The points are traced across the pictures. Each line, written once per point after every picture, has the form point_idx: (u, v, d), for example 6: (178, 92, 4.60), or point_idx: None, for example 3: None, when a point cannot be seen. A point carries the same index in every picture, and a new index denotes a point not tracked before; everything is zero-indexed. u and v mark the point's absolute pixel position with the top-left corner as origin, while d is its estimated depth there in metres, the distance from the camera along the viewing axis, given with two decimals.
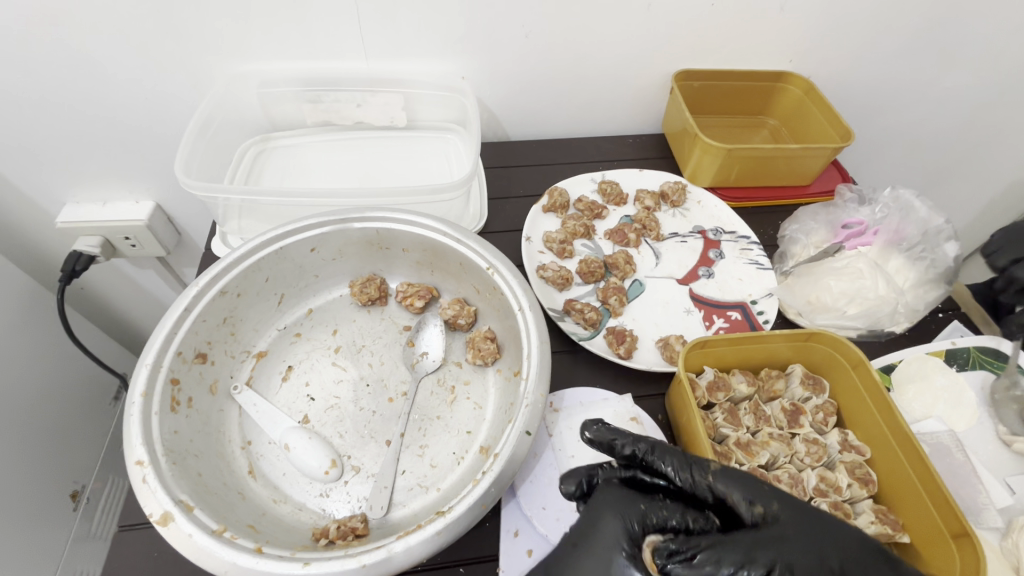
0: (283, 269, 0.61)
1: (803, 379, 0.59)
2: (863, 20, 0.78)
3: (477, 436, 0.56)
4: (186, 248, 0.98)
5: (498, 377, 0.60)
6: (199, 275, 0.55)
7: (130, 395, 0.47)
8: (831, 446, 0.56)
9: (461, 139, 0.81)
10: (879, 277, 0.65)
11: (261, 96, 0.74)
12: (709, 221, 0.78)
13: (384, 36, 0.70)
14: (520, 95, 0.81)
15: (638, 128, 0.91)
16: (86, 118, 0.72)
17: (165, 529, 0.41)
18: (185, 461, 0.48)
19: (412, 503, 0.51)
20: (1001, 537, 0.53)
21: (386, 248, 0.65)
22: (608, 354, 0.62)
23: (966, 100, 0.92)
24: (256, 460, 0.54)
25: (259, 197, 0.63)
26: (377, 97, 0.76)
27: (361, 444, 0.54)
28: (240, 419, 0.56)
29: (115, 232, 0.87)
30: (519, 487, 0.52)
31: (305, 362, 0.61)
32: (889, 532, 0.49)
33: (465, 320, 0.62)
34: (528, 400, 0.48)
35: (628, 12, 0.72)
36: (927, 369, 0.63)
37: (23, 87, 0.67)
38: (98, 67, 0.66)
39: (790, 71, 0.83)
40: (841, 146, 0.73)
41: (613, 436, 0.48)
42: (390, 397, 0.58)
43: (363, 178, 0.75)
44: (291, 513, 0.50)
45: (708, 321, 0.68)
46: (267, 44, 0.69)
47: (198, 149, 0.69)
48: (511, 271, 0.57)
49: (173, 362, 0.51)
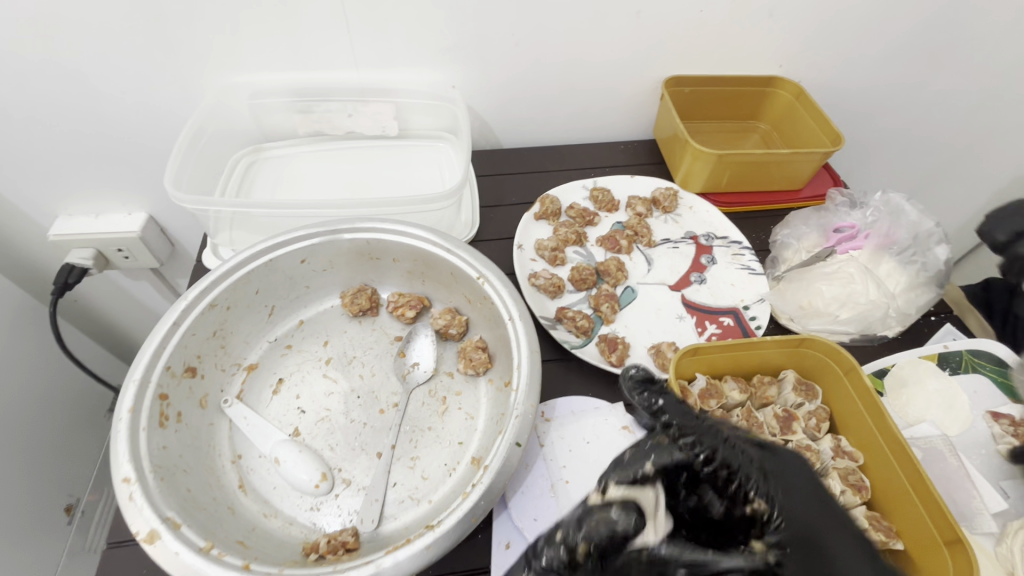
0: (274, 281, 0.61)
1: (796, 386, 0.59)
2: (852, 23, 0.78)
3: (469, 447, 0.55)
4: (179, 259, 0.98)
5: (490, 387, 0.60)
6: (188, 288, 0.55)
7: (117, 411, 0.47)
8: (824, 452, 0.55)
9: (452, 148, 0.81)
10: (871, 282, 0.65)
11: (252, 107, 0.74)
12: (700, 227, 0.78)
13: (374, 46, 0.70)
14: (510, 102, 0.81)
15: (630, 134, 0.91)
16: (76, 131, 0.72)
17: (152, 547, 0.41)
18: (174, 477, 0.47)
19: (403, 515, 0.51)
20: (996, 543, 0.52)
21: (377, 258, 0.65)
22: (600, 361, 0.62)
23: (955, 103, 0.93)
24: (246, 474, 0.53)
25: (249, 209, 0.63)
26: (368, 107, 0.76)
27: (352, 456, 0.54)
28: (230, 432, 0.56)
29: (109, 244, 0.87)
30: (511, 498, 0.52)
31: (296, 375, 0.60)
32: (882, 539, 0.48)
33: (457, 330, 0.62)
34: (518, 411, 0.48)
35: (616, 20, 0.72)
36: (921, 372, 0.63)
37: (14, 102, 0.67)
38: (89, 81, 0.67)
39: (780, 76, 0.84)
40: (831, 150, 0.73)
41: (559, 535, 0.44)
42: (381, 409, 0.58)
43: (355, 187, 0.75)
44: (282, 528, 0.50)
45: (700, 327, 0.68)
46: (257, 55, 0.69)
47: (188, 161, 0.69)
48: (501, 281, 0.57)
49: (162, 377, 0.51)
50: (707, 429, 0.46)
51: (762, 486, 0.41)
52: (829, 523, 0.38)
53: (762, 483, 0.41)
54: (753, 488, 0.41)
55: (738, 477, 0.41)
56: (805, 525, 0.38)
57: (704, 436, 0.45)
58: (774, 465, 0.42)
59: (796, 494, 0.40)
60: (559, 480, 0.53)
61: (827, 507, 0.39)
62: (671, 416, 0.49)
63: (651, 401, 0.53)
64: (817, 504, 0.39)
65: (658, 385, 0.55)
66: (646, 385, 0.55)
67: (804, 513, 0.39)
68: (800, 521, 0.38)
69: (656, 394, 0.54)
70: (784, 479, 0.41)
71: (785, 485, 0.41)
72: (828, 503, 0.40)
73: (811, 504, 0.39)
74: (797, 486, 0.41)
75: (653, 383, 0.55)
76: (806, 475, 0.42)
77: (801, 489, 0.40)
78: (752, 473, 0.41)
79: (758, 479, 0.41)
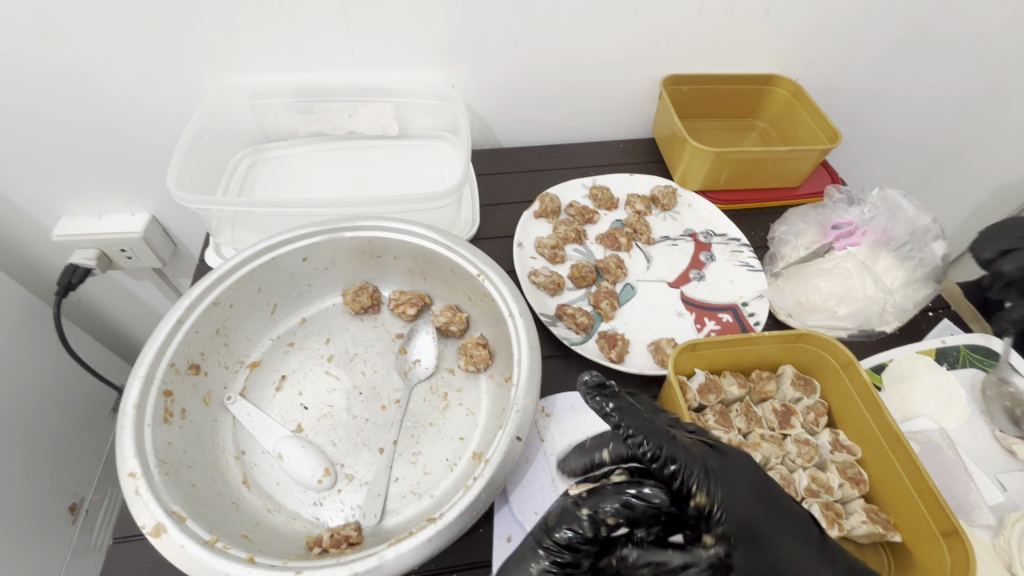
0: (276, 279, 0.62)
1: (794, 380, 0.59)
2: (849, 21, 0.79)
3: (470, 442, 0.56)
4: (181, 259, 0.99)
5: (491, 383, 0.60)
6: (192, 286, 0.56)
7: (123, 407, 0.47)
8: (822, 446, 0.56)
9: (452, 147, 0.81)
10: (868, 277, 0.65)
11: (253, 107, 0.75)
12: (699, 224, 0.79)
13: (374, 47, 0.71)
14: (510, 102, 0.82)
15: (628, 133, 0.92)
16: (80, 133, 0.73)
17: (158, 540, 0.41)
18: (179, 472, 0.48)
19: (405, 509, 0.51)
20: (993, 535, 0.53)
21: (378, 256, 0.66)
22: (600, 358, 0.62)
23: (953, 100, 0.93)
24: (250, 470, 0.54)
25: (251, 208, 0.64)
26: (369, 107, 0.77)
27: (355, 452, 0.55)
28: (234, 429, 0.56)
29: (111, 245, 0.87)
30: (512, 493, 0.52)
31: (299, 372, 0.61)
32: (880, 531, 0.49)
33: (458, 327, 0.63)
34: (518, 406, 0.49)
35: (614, 19, 0.73)
36: (918, 367, 0.63)
37: (19, 104, 0.68)
38: (93, 83, 0.67)
39: (777, 74, 0.84)
40: (829, 147, 0.74)
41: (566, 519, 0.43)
42: (383, 405, 0.58)
43: (356, 187, 0.76)
44: (285, 522, 0.51)
45: (699, 324, 0.68)
46: (257, 55, 0.69)
47: (190, 161, 0.70)
48: (502, 278, 0.58)
49: (166, 373, 0.52)
50: (651, 424, 0.44)
51: (704, 482, 0.42)
52: (771, 514, 0.42)
53: (705, 480, 0.42)
54: (695, 481, 0.42)
55: (681, 473, 0.42)
56: (747, 516, 0.41)
57: (649, 429, 0.44)
58: (720, 463, 0.43)
59: (733, 491, 0.42)
60: (559, 474, 0.54)
61: (769, 502, 0.43)
62: (615, 412, 0.45)
63: (603, 405, 0.46)
64: (759, 504, 0.42)
65: (607, 389, 0.47)
66: (598, 391, 0.47)
67: (744, 506, 0.41)
68: (739, 514, 0.41)
69: (608, 398, 0.46)
70: (732, 485, 0.42)
71: (726, 482, 0.42)
72: (773, 500, 0.43)
73: (749, 497, 0.42)
74: (740, 485, 0.42)
75: (604, 387, 0.47)
76: (751, 472, 0.44)
77: (739, 487, 0.42)
78: (694, 469, 0.42)
79: (700, 474, 0.42)
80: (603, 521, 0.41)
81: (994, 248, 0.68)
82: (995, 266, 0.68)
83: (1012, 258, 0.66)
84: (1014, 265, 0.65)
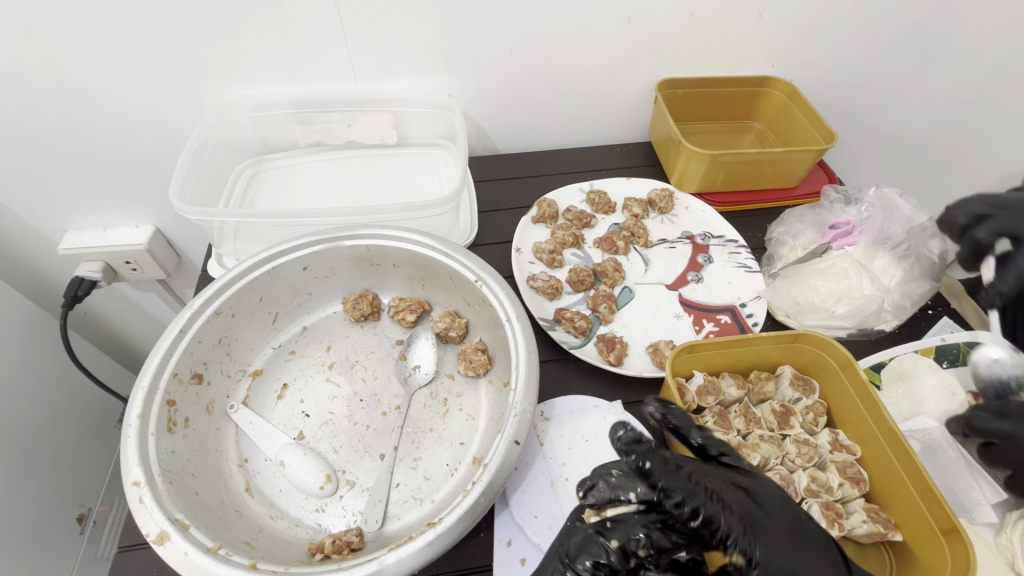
0: (276, 289, 0.63)
1: (793, 381, 0.59)
2: (844, 23, 0.79)
3: (470, 447, 0.56)
4: (185, 270, 1.00)
5: (490, 388, 0.61)
6: (194, 297, 0.56)
7: (127, 417, 0.48)
8: (822, 446, 0.56)
9: (450, 154, 0.82)
10: (865, 276, 0.65)
11: (254, 119, 0.76)
12: (697, 227, 0.79)
13: (371, 58, 0.72)
14: (506, 108, 0.82)
15: (625, 137, 0.92)
16: (84, 148, 0.74)
17: (162, 548, 0.42)
18: (182, 480, 0.48)
19: (406, 515, 0.52)
20: (996, 533, 0.52)
21: (377, 264, 0.66)
22: (598, 361, 0.62)
23: (950, 98, 0.94)
24: (253, 478, 0.55)
25: (253, 218, 0.65)
26: (367, 117, 0.78)
27: (356, 458, 0.55)
28: (237, 437, 0.57)
29: (116, 257, 0.89)
30: (512, 496, 0.53)
31: (300, 380, 0.62)
32: (881, 530, 0.49)
33: (457, 333, 0.63)
34: (516, 410, 0.49)
35: (607, 26, 0.73)
36: (919, 367, 0.63)
37: (25, 120, 0.69)
38: (98, 100, 0.69)
39: (772, 76, 0.85)
40: (825, 148, 0.74)
41: (580, 547, 0.40)
42: (384, 411, 0.59)
43: (356, 197, 0.77)
44: (288, 529, 0.51)
45: (698, 325, 0.68)
46: (256, 69, 0.71)
47: (193, 173, 0.71)
48: (499, 284, 0.58)
49: (170, 383, 0.52)
50: (688, 481, 0.43)
51: (743, 537, 0.40)
52: (808, 566, 0.40)
53: (744, 535, 0.40)
54: (734, 541, 0.40)
55: (721, 529, 0.40)
56: (782, 571, 0.39)
57: (686, 486, 0.42)
58: (751, 511, 0.41)
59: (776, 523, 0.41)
60: (559, 477, 0.54)
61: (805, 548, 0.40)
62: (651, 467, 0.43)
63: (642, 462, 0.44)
64: (799, 550, 0.40)
65: (644, 443, 0.45)
66: (634, 447, 0.45)
67: (782, 558, 0.39)
68: (776, 568, 0.39)
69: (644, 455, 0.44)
70: (769, 529, 0.40)
71: (764, 532, 0.40)
72: (807, 544, 0.41)
73: (788, 547, 0.40)
74: (775, 516, 0.42)
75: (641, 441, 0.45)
76: (784, 511, 0.42)
77: (779, 536, 0.40)
78: (734, 524, 0.40)
79: (739, 530, 0.40)
80: (632, 552, 0.40)
81: (968, 212, 0.61)
82: (969, 234, 0.60)
83: (988, 224, 0.59)
84: (988, 231, 0.58)
